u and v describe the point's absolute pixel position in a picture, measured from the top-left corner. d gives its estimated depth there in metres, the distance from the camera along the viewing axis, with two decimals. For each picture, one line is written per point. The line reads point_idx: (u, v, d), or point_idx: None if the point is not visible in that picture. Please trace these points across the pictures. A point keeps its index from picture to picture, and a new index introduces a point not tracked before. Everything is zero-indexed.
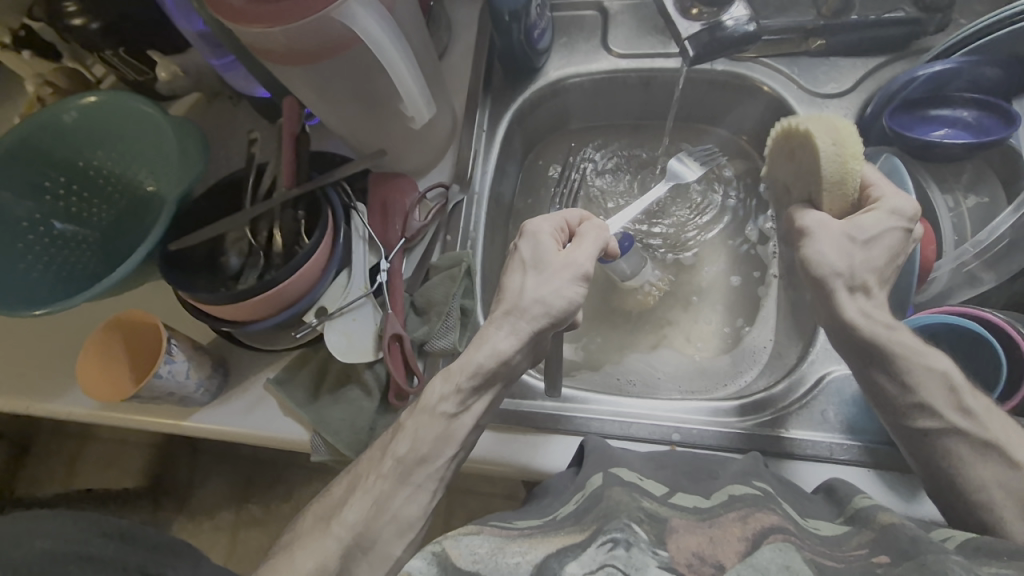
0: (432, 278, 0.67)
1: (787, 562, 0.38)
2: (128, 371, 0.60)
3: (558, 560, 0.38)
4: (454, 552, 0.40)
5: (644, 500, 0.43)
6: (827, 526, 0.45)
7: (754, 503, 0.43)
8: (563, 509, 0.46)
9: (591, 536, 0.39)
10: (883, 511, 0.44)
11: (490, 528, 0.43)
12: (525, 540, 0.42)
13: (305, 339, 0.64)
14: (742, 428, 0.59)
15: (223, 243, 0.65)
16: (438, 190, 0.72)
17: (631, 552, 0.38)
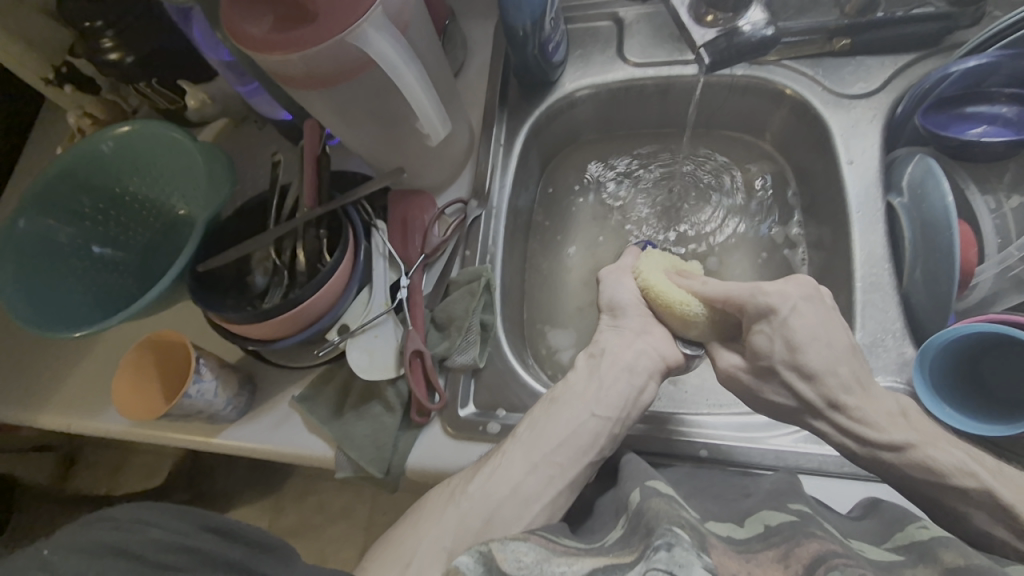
0: (452, 293, 0.67)
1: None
2: (161, 391, 0.62)
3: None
4: (500, 555, 0.39)
5: (683, 511, 0.42)
6: (873, 549, 0.43)
7: (791, 534, 0.41)
8: (609, 536, 0.44)
9: (640, 552, 0.38)
10: (943, 547, 0.39)
11: (537, 538, 0.43)
12: (568, 559, 0.40)
13: (328, 356, 0.65)
14: (774, 445, 0.57)
15: (250, 262, 0.67)
16: (457, 206, 0.73)
17: (675, 553, 0.36)
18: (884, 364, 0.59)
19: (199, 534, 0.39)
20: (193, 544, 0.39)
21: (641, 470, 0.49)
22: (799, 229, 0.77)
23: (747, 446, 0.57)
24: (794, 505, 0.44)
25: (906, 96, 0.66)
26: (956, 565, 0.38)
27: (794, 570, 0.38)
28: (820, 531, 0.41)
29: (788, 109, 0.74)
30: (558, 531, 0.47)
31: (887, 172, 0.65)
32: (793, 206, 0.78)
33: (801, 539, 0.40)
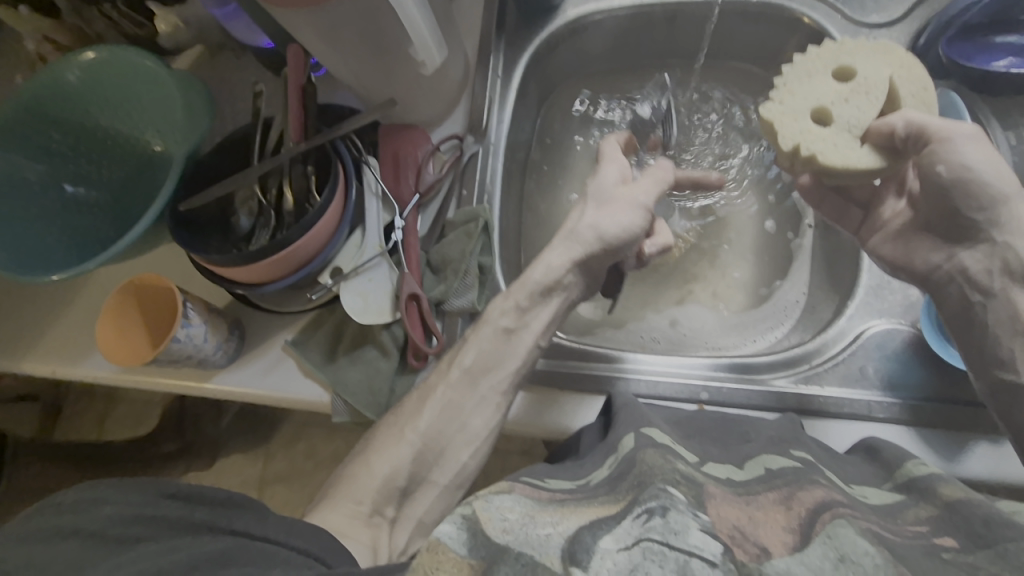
0: (448, 235, 0.64)
1: (841, 554, 0.32)
2: (149, 337, 0.60)
3: (592, 535, 0.35)
4: (484, 515, 0.36)
5: (678, 461, 0.40)
6: (875, 493, 0.42)
7: (794, 480, 0.40)
8: (596, 475, 0.44)
9: (627, 509, 0.36)
10: (943, 483, 0.40)
11: (522, 487, 0.41)
12: (557, 510, 0.38)
13: (320, 301, 0.63)
14: (775, 387, 0.57)
15: (234, 202, 0.63)
16: (452, 142, 0.68)
17: (668, 518, 0.34)
18: (886, 307, 0.59)
19: (160, 503, 0.40)
20: (153, 512, 0.39)
21: (643, 415, 0.48)
22: None
23: (748, 389, 0.57)
24: (796, 453, 0.44)
25: (929, 26, 0.62)
26: (953, 498, 0.38)
27: (797, 513, 0.37)
28: (821, 479, 0.40)
29: (803, 40, 0.70)
30: (544, 474, 0.46)
31: None
32: None
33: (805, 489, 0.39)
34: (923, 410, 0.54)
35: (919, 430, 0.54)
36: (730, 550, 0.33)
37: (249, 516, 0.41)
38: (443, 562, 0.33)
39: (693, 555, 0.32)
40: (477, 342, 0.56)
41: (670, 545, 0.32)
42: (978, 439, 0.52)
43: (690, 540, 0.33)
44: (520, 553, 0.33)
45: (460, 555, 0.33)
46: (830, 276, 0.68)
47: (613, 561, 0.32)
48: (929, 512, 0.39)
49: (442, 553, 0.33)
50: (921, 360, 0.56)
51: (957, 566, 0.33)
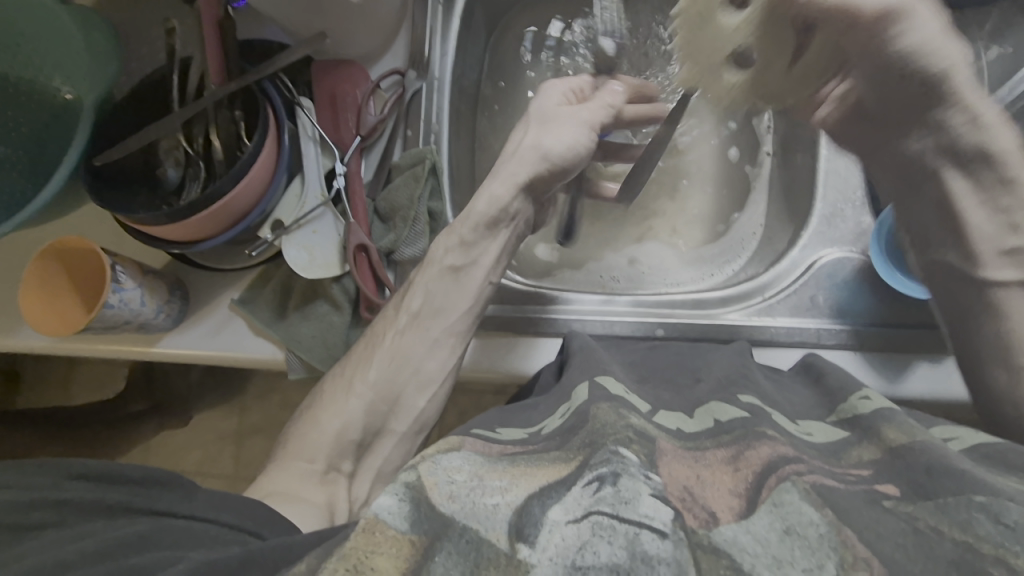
0: (394, 180, 0.61)
1: (786, 526, 0.30)
2: (81, 303, 0.57)
3: (540, 504, 0.33)
4: (429, 481, 0.34)
5: (632, 416, 0.40)
6: (820, 428, 0.42)
7: (743, 434, 0.39)
8: (547, 423, 0.44)
9: (577, 473, 0.34)
10: (888, 426, 0.39)
11: (472, 443, 0.40)
12: (506, 470, 0.37)
13: (262, 256, 0.60)
14: (729, 320, 0.57)
15: (157, 152, 0.58)
16: (393, 77, 0.64)
17: (619, 485, 0.32)
18: (838, 236, 0.59)
19: (65, 485, 0.40)
20: (63, 496, 0.40)
21: (601, 363, 0.48)
22: None
23: (702, 323, 0.57)
24: (744, 400, 0.43)
25: None
26: (900, 443, 0.37)
27: (744, 475, 0.35)
28: (770, 430, 0.39)
29: None
30: (496, 422, 0.46)
31: None
32: None
33: (755, 431, 0.38)
34: (870, 335, 0.55)
35: (866, 354, 0.55)
36: (680, 514, 0.31)
37: (170, 496, 0.42)
38: (380, 543, 0.30)
39: (643, 526, 0.30)
40: (424, 286, 0.55)
41: (619, 517, 0.30)
42: (919, 361, 0.54)
43: (641, 509, 0.31)
44: (464, 528, 0.31)
45: (399, 531, 0.31)
46: (786, 205, 0.67)
47: (561, 535, 0.30)
48: (872, 454, 0.38)
49: (379, 533, 0.31)
50: (869, 287, 0.57)
51: (895, 515, 0.32)
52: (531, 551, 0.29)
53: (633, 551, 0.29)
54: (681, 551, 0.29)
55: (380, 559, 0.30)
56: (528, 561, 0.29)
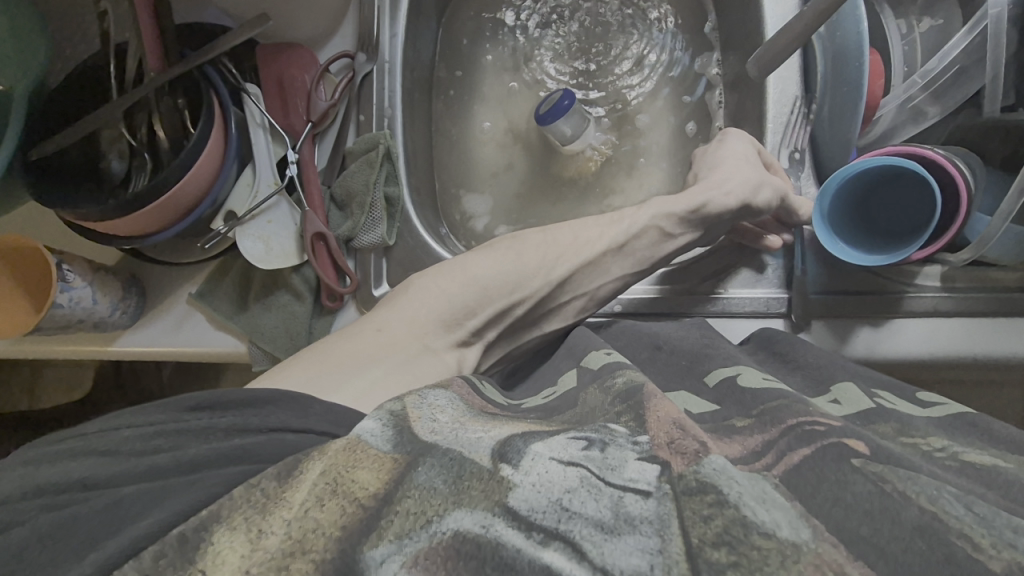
0: (349, 166, 0.61)
1: (762, 494, 0.29)
2: (27, 300, 0.55)
3: (523, 439, 0.33)
4: (414, 415, 0.33)
5: (620, 375, 0.40)
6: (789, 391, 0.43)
7: (709, 419, 0.39)
8: (528, 401, 0.45)
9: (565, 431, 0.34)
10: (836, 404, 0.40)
11: (460, 386, 0.40)
12: (489, 422, 0.36)
13: (216, 249, 0.58)
14: (685, 293, 0.60)
15: (100, 144, 0.56)
16: (343, 62, 0.63)
17: (607, 451, 0.32)
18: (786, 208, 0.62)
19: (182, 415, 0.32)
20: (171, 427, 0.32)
21: (586, 343, 0.50)
22: (717, 68, 0.72)
23: (659, 297, 0.60)
24: (714, 381, 0.44)
25: None
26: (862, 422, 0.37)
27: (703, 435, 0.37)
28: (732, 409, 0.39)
29: None
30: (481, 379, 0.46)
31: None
32: (712, 40, 0.72)
33: (726, 424, 0.37)
34: (816, 301, 0.58)
35: (814, 321, 0.58)
36: (668, 465, 0.30)
37: (285, 411, 0.33)
38: (361, 460, 0.29)
39: (627, 490, 0.29)
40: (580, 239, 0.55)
41: (605, 480, 0.30)
42: (862, 325, 0.57)
43: (626, 473, 0.30)
44: (448, 449, 0.31)
45: (382, 451, 0.30)
46: None
47: (543, 468, 0.30)
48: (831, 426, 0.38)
49: (361, 451, 0.30)
50: (814, 253, 0.59)
51: (864, 475, 0.30)
52: (514, 471, 0.29)
53: (618, 511, 0.28)
54: (663, 506, 0.28)
55: (362, 472, 0.28)
56: (510, 479, 0.29)
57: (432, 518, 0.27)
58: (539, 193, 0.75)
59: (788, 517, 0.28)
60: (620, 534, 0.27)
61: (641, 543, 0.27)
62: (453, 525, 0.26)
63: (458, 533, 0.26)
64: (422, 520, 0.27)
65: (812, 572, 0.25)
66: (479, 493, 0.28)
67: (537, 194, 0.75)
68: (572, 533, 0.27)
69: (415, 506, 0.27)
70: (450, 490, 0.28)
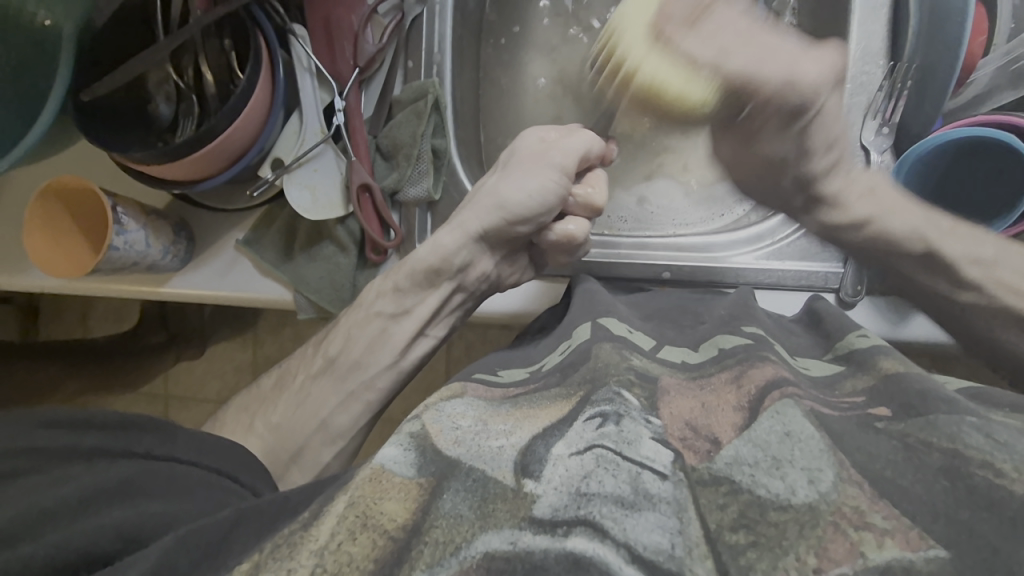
0: (396, 115, 0.59)
1: (788, 430, 0.32)
2: (85, 242, 0.56)
3: (544, 443, 0.34)
4: (434, 430, 0.36)
5: (635, 358, 0.41)
6: (816, 365, 0.44)
7: (745, 357, 0.40)
8: (548, 361, 0.45)
9: (577, 409, 0.36)
10: (883, 356, 0.40)
11: (474, 388, 0.43)
12: (509, 414, 0.38)
13: (264, 196, 0.58)
14: (735, 262, 0.57)
15: (147, 86, 0.56)
16: (391, 2, 0.60)
17: (622, 425, 0.34)
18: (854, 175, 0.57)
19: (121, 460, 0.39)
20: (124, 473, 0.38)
21: (609, 304, 0.49)
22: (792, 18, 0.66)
23: (710, 266, 0.57)
24: (748, 330, 0.44)
25: None
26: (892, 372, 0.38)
27: (747, 390, 0.37)
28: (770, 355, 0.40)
29: None
30: (497, 365, 0.48)
31: None
32: None
33: (759, 352, 0.40)
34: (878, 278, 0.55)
35: (872, 300, 0.56)
36: (680, 456, 0.32)
37: (154, 438, 0.42)
38: (388, 489, 0.32)
39: (644, 468, 0.31)
40: (383, 331, 0.57)
41: (622, 455, 0.31)
42: None
43: (643, 450, 0.32)
44: (471, 468, 0.32)
45: (406, 476, 0.32)
46: None
47: (565, 467, 0.31)
48: (862, 380, 0.39)
49: (386, 480, 0.32)
50: None
51: (887, 435, 0.33)
52: (536, 484, 0.31)
53: (636, 487, 0.30)
54: (680, 491, 0.30)
55: (389, 503, 0.31)
56: (533, 492, 0.30)
57: (461, 544, 0.28)
58: None
59: (805, 469, 0.30)
60: (640, 509, 0.28)
61: (660, 521, 0.28)
62: (482, 548, 0.27)
63: (487, 554, 0.27)
64: (451, 548, 0.28)
65: (831, 532, 0.26)
66: (505, 513, 0.29)
67: None
68: (592, 514, 0.28)
69: (444, 535, 0.29)
70: (476, 516, 0.29)
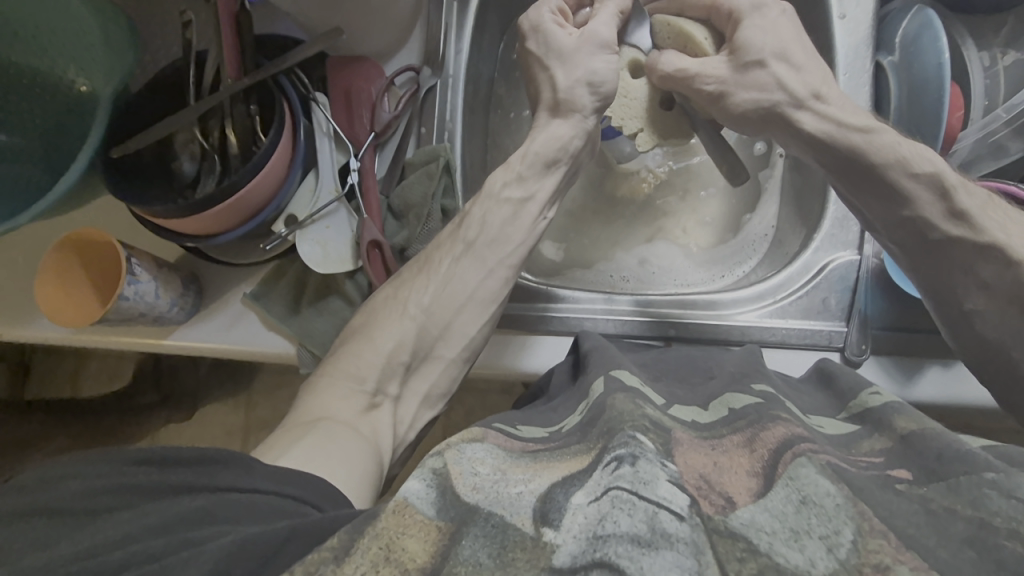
0: (408, 176, 0.62)
1: (803, 497, 0.32)
2: (97, 297, 0.57)
3: (564, 492, 0.33)
4: (455, 470, 0.35)
5: (648, 406, 0.40)
6: (831, 424, 0.43)
7: (757, 419, 0.39)
8: (569, 421, 0.44)
9: (598, 459, 0.35)
10: (896, 415, 0.40)
11: (495, 436, 0.41)
12: (530, 465, 0.38)
13: (276, 251, 0.60)
14: (739, 320, 0.58)
15: (173, 145, 0.59)
16: (408, 75, 0.65)
17: (638, 466, 0.33)
18: (850, 238, 0.60)
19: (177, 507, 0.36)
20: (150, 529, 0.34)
21: (611, 358, 0.49)
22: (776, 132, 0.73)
23: (714, 324, 0.58)
24: (757, 389, 0.44)
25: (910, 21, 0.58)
26: (908, 429, 0.38)
27: (760, 455, 0.36)
28: (783, 413, 0.40)
29: None
30: (516, 421, 0.46)
31: (879, 28, 0.61)
32: None
33: (770, 413, 0.39)
34: (882, 337, 0.56)
35: (879, 358, 0.56)
36: (696, 503, 0.31)
37: (233, 473, 0.37)
38: (409, 526, 0.31)
39: (662, 507, 0.31)
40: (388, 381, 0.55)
41: (638, 494, 0.31)
42: (932, 365, 0.55)
43: (659, 491, 0.31)
44: (490, 513, 0.32)
45: (428, 517, 0.32)
46: (798, 207, 0.68)
47: (583, 515, 0.31)
48: (883, 443, 0.39)
49: (408, 516, 0.31)
50: (879, 291, 0.57)
51: (908, 498, 0.33)
52: (556, 534, 0.30)
53: (653, 526, 0.30)
54: (698, 533, 0.30)
55: (410, 540, 0.30)
56: (552, 543, 0.30)
57: None
58: (591, 211, 0.75)
59: (821, 538, 0.29)
60: (658, 548, 0.29)
61: (677, 560, 0.28)
62: None
63: None
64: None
65: None
66: (524, 562, 0.29)
67: (589, 212, 0.75)
68: (609, 555, 0.28)
69: None
70: (495, 564, 0.29)
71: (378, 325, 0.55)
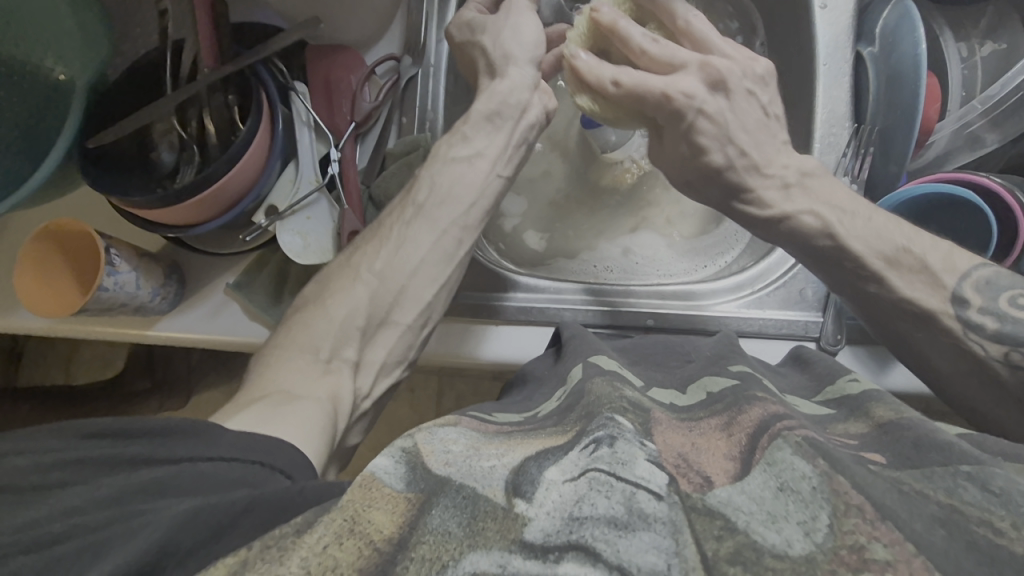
0: (388, 167, 0.63)
1: (781, 483, 0.32)
2: (77, 287, 0.57)
3: (537, 465, 0.34)
4: (426, 449, 0.35)
5: (627, 388, 0.40)
6: (805, 404, 0.44)
7: (734, 402, 0.40)
8: (543, 407, 0.45)
9: (576, 438, 0.36)
10: (874, 402, 0.41)
11: (468, 420, 0.41)
12: (503, 442, 0.38)
13: (256, 242, 0.60)
14: (716, 310, 0.59)
15: (152, 136, 0.58)
16: (389, 64, 0.65)
17: (616, 447, 0.33)
18: None
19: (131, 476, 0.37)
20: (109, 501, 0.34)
21: (593, 345, 0.49)
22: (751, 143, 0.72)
23: (691, 314, 0.58)
24: (734, 369, 0.45)
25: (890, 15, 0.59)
26: (887, 417, 0.39)
27: (737, 439, 0.36)
28: (760, 391, 0.40)
29: None
30: (493, 409, 0.46)
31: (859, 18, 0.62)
32: None
33: (747, 395, 0.39)
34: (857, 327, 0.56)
35: (853, 346, 0.57)
36: (675, 481, 0.32)
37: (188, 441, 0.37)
38: (376, 498, 0.31)
39: (639, 487, 0.31)
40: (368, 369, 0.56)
41: (616, 476, 0.32)
42: None
43: (637, 471, 0.32)
44: (461, 485, 0.33)
45: (395, 489, 0.32)
46: None
47: (559, 492, 0.32)
48: (860, 428, 0.39)
49: (375, 489, 0.32)
50: None
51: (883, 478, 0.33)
52: (528, 506, 0.31)
53: (631, 507, 0.30)
54: (675, 512, 0.30)
55: (376, 513, 0.31)
56: (525, 514, 0.31)
57: (449, 562, 0.28)
58: (575, 200, 0.75)
59: (800, 522, 0.29)
60: (635, 530, 0.29)
61: (656, 542, 0.29)
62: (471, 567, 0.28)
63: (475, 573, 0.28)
64: (440, 566, 0.28)
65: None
66: (494, 533, 0.30)
67: (573, 201, 0.75)
68: (585, 538, 0.29)
69: (431, 551, 0.29)
70: (465, 533, 0.30)
71: (331, 293, 0.54)
